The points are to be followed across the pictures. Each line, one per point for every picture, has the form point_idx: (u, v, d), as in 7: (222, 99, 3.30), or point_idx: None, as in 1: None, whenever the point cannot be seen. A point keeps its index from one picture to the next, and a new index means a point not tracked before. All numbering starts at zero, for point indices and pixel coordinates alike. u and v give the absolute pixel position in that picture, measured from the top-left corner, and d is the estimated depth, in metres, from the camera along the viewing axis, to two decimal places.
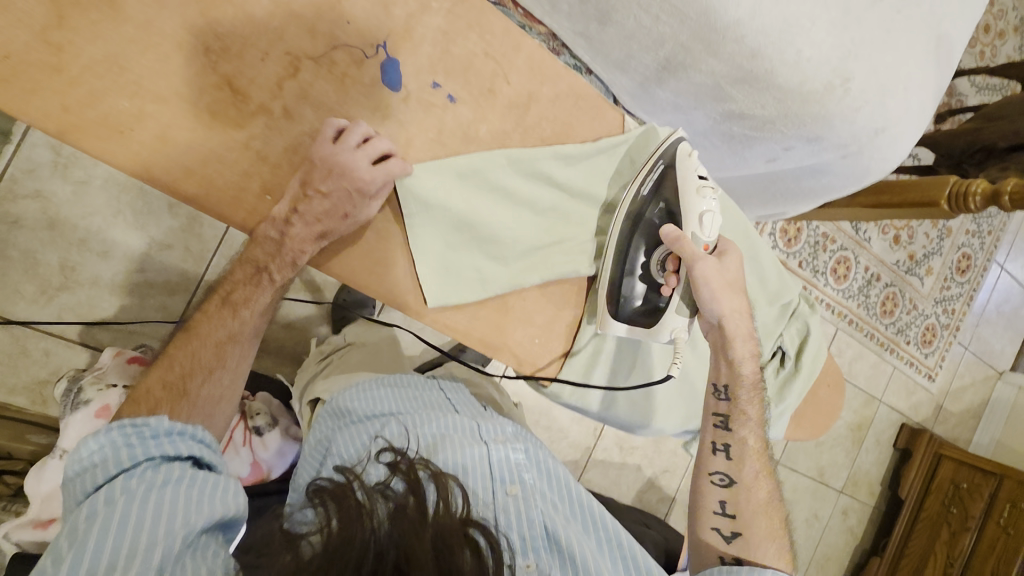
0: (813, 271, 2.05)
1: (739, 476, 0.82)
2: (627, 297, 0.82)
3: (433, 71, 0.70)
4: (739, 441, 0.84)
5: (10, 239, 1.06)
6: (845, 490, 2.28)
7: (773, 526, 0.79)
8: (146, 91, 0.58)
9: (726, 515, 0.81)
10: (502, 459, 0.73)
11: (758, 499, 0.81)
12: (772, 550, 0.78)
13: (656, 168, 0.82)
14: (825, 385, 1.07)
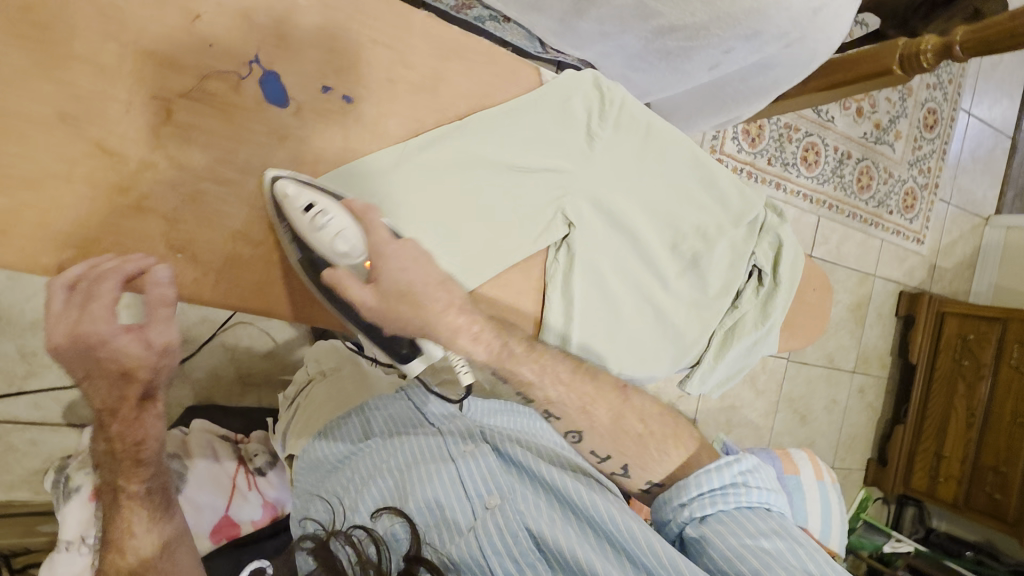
0: (783, 164, 2.01)
1: (584, 425, 0.72)
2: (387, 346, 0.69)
3: (320, 74, 0.64)
4: (553, 402, 0.71)
5: None
6: (857, 369, 2.32)
7: (639, 430, 0.72)
8: (10, 178, 0.53)
9: (603, 459, 0.73)
10: (473, 471, 0.67)
11: (608, 425, 0.72)
12: (658, 453, 0.72)
13: (280, 228, 0.62)
14: (811, 287, 1.04)
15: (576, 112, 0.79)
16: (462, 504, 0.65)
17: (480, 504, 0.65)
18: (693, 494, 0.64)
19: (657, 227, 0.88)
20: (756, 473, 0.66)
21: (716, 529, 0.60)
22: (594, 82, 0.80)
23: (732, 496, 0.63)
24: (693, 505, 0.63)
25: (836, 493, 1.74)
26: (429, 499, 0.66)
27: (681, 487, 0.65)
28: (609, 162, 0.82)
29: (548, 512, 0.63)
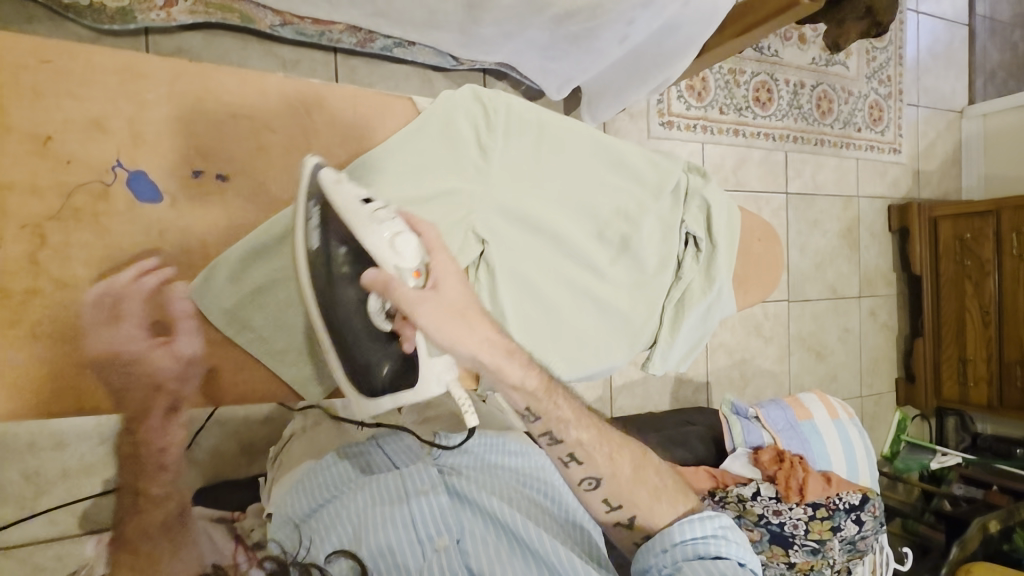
0: (737, 111, 1.95)
1: (604, 471, 0.74)
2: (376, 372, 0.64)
3: (187, 160, 0.65)
4: (580, 445, 0.73)
5: None
6: (863, 293, 2.27)
7: (653, 485, 0.76)
8: None
9: (614, 507, 0.76)
10: (430, 516, 0.76)
11: (630, 476, 0.75)
12: (668, 506, 0.76)
13: (312, 213, 0.66)
14: (754, 238, 1.03)
15: (462, 129, 0.78)
16: (417, 548, 0.74)
17: (432, 546, 0.74)
18: (677, 540, 0.70)
19: (577, 220, 0.87)
20: (732, 530, 0.74)
21: (696, 570, 0.67)
22: (474, 95, 0.80)
23: (712, 546, 0.70)
24: (675, 550, 0.70)
25: (856, 428, 1.77)
26: (385, 541, 0.73)
27: (669, 532, 0.71)
28: (509, 169, 0.81)
29: (495, 550, 0.75)
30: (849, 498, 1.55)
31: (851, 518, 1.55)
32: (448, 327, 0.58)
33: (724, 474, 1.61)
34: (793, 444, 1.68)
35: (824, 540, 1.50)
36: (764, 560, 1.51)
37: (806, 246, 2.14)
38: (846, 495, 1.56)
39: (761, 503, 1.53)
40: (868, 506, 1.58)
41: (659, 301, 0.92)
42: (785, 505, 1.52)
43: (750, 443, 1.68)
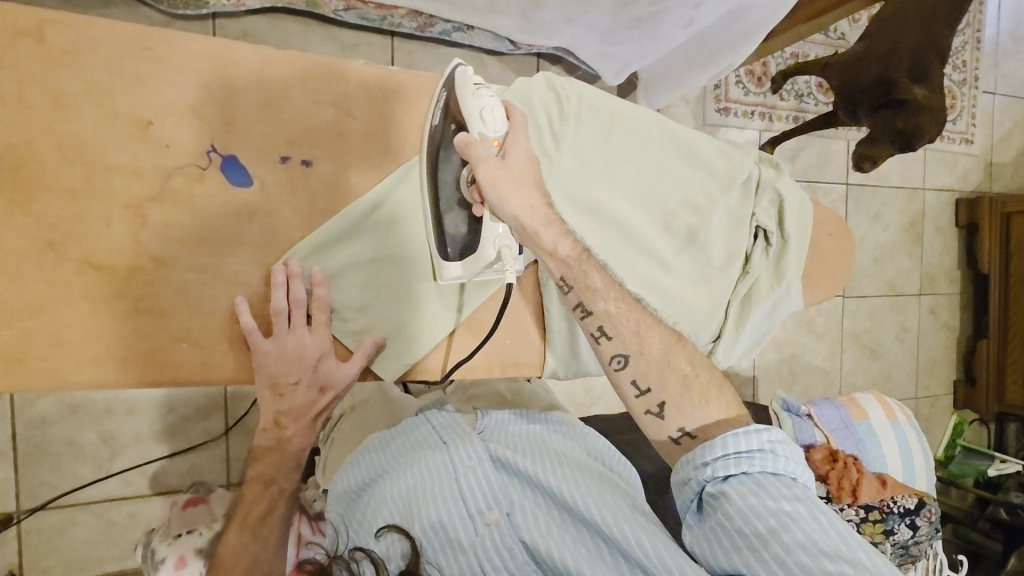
0: (797, 97, 1.88)
1: (631, 347, 0.67)
2: (452, 235, 0.70)
3: (274, 146, 0.67)
4: (609, 315, 0.67)
5: (50, 437, 1.17)
6: (923, 291, 2.17)
7: (687, 372, 0.65)
8: (18, 310, 0.58)
9: (643, 391, 0.65)
10: (478, 491, 0.73)
11: (658, 356, 0.66)
12: (700, 400, 0.64)
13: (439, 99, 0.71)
14: (826, 233, 0.99)
15: (534, 117, 0.78)
16: (466, 523, 0.71)
17: (482, 520, 0.71)
18: (719, 454, 0.59)
19: (643, 209, 0.86)
20: (785, 437, 0.62)
21: (740, 491, 0.57)
22: (547, 83, 0.80)
23: (761, 460, 0.59)
24: (716, 465, 0.59)
25: (914, 431, 1.70)
26: (433, 518, 0.72)
27: (709, 445, 0.60)
28: (578, 158, 0.81)
29: (546, 525, 0.69)
30: (905, 502, 1.51)
31: (906, 523, 1.51)
32: (506, 187, 0.65)
33: None
34: (847, 444, 1.64)
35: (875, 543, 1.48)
36: None
37: (864, 240, 2.05)
38: (901, 498, 1.52)
39: None
40: (925, 511, 1.53)
41: (725, 294, 0.90)
42: (836, 506, 1.50)
43: (801, 441, 1.63)
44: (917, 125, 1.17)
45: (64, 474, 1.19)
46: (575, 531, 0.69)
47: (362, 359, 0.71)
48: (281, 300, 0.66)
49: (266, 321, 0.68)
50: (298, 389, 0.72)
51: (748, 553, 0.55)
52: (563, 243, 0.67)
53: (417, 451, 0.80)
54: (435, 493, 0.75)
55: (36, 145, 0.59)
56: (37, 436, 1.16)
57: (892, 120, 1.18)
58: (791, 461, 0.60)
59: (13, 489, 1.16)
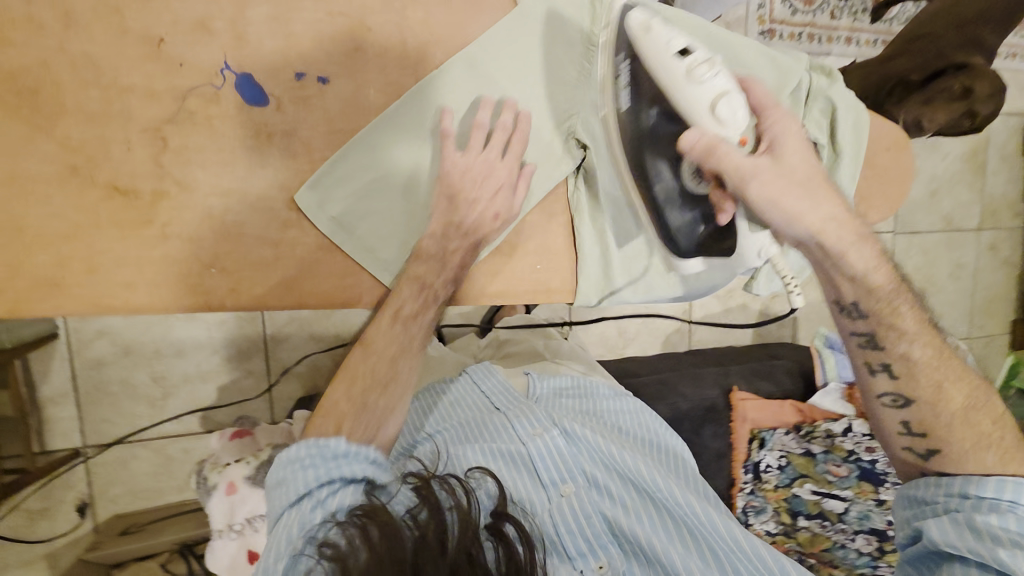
0: (852, 15, 1.71)
1: (918, 394, 0.73)
2: (685, 227, 0.78)
3: (289, 62, 0.63)
4: (912, 359, 0.72)
5: (107, 376, 1.28)
6: (983, 225, 2.04)
7: (991, 425, 0.71)
8: (50, 238, 0.59)
9: (907, 421, 0.74)
10: (555, 458, 0.82)
11: (960, 408, 0.71)
12: (972, 439, 0.70)
13: (621, 73, 0.73)
14: (882, 147, 0.91)
15: (563, 26, 0.72)
16: (544, 488, 0.80)
17: (558, 490, 0.80)
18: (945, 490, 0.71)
19: None
20: None
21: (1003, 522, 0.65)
22: None
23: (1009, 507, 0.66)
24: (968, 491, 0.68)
25: None
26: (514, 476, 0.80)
27: (974, 475, 0.69)
28: (613, 70, 0.75)
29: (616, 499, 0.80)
30: None
31: None
32: (773, 187, 0.71)
33: (813, 409, 1.54)
34: None
35: None
36: (848, 496, 1.41)
37: (921, 172, 1.91)
38: None
39: (852, 440, 1.47)
40: None
41: None
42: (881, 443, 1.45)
43: (844, 378, 1.59)
44: (974, 89, 1.14)
45: (123, 413, 1.31)
46: (642, 508, 0.79)
47: (522, 183, 0.73)
48: (483, 116, 0.70)
49: (464, 135, 0.71)
50: (476, 204, 0.71)
51: (973, 539, 0.65)
52: (875, 271, 0.72)
53: (490, 418, 0.89)
54: (512, 454, 0.83)
55: (49, 65, 0.57)
56: (96, 376, 1.28)
57: (949, 83, 1.15)
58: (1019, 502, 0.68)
59: (80, 426, 1.29)
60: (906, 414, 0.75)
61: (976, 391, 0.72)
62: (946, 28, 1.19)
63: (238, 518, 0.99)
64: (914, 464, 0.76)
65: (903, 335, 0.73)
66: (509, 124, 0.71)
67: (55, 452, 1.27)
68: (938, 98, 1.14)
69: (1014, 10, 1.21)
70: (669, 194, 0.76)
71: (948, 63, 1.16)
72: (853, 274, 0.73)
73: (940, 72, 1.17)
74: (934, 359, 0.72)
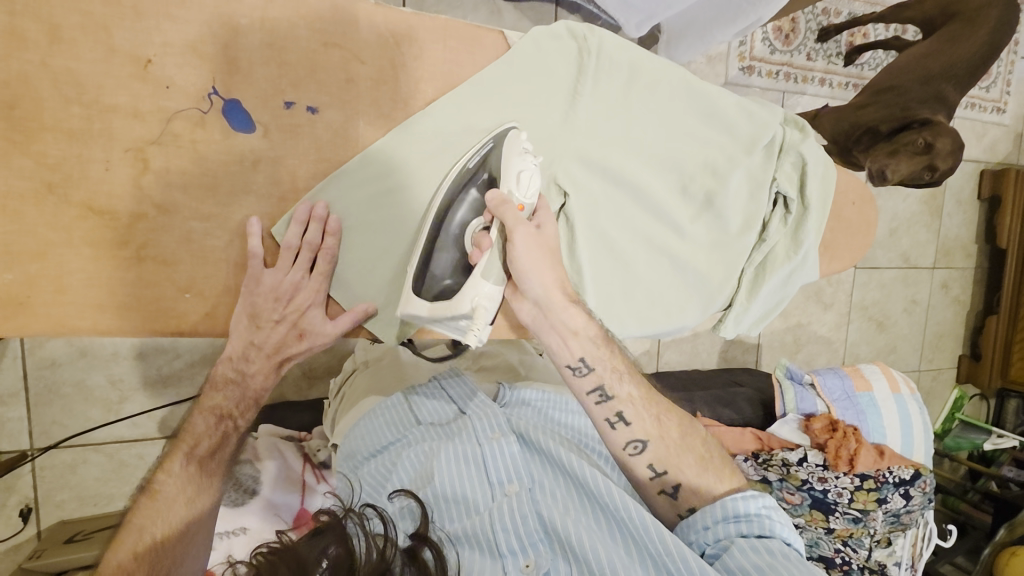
0: (826, 57, 1.79)
1: (651, 434, 0.73)
2: (439, 273, 0.68)
3: (279, 90, 0.63)
4: (646, 435, 0.72)
5: (60, 378, 1.24)
6: (937, 264, 2.14)
7: (700, 457, 0.73)
8: (18, 255, 0.57)
9: (658, 473, 0.72)
10: (498, 460, 0.78)
11: (676, 440, 0.73)
12: (715, 476, 0.72)
13: (472, 155, 0.69)
14: (848, 201, 0.95)
15: (551, 73, 0.74)
16: (485, 489, 0.77)
17: (500, 490, 0.76)
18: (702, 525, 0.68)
19: (659, 174, 0.82)
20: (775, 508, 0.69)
21: (740, 543, 0.64)
22: (568, 32, 0.74)
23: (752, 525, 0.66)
24: (716, 527, 0.67)
25: (916, 404, 1.69)
26: (456, 482, 0.77)
27: (707, 510, 0.68)
28: (597, 118, 0.77)
29: (561, 503, 0.74)
30: (900, 473, 1.51)
31: (899, 492, 1.51)
32: (535, 261, 0.67)
33: (771, 437, 1.59)
34: (848, 415, 1.63)
35: (866, 510, 1.48)
36: (800, 522, 1.49)
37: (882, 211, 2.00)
38: (898, 469, 1.51)
39: (806, 469, 1.50)
40: (919, 482, 1.52)
41: (737, 267, 0.88)
42: (832, 473, 1.49)
43: (801, 410, 1.63)
44: (935, 145, 1.20)
45: (75, 416, 1.27)
46: (588, 513, 0.73)
47: (350, 320, 0.69)
48: (294, 235, 0.65)
49: (272, 254, 0.67)
50: (277, 327, 0.68)
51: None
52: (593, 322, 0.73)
53: (447, 421, 0.87)
54: (457, 457, 0.80)
55: (29, 80, 0.55)
56: (48, 377, 1.23)
57: (913, 139, 1.20)
58: (784, 531, 0.67)
59: (27, 427, 1.24)
60: (649, 458, 0.72)
61: (685, 425, 0.75)
62: (914, 82, 1.25)
63: None
64: (668, 507, 0.73)
65: (617, 377, 0.74)
66: (317, 240, 0.66)
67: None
68: (903, 150, 1.21)
69: (975, 70, 1.29)
70: (443, 240, 0.68)
71: (916, 116, 1.21)
72: (576, 330, 0.71)
73: (907, 125, 1.22)
74: (646, 399, 0.74)
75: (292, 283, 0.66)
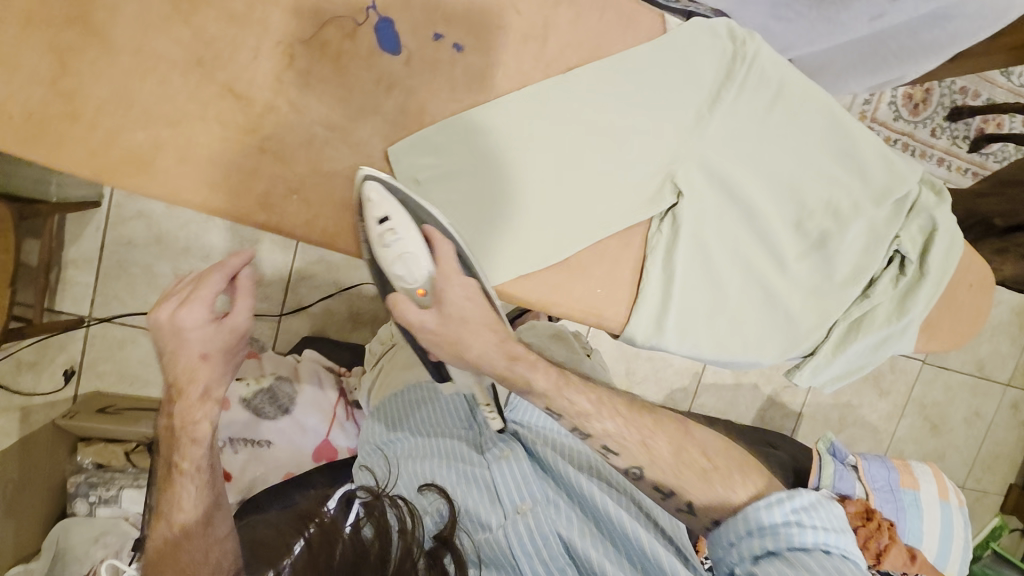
0: (951, 139, 1.66)
1: (642, 459, 0.71)
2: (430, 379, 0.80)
3: (432, 21, 0.63)
4: (609, 433, 0.71)
5: (130, 258, 1.31)
6: (1013, 381, 1.98)
7: (704, 465, 0.71)
8: (154, 117, 0.59)
9: (666, 496, 0.71)
10: (513, 479, 0.79)
11: (668, 458, 0.71)
12: (725, 487, 0.69)
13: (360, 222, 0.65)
14: (965, 283, 0.88)
15: (699, 70, 0.71)
16: (500, 508, 0.77)
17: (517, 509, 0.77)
18: (737, 538, 0.64)
19: (778, 201, 0.78)
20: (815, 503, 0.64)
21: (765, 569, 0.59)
22: (728, 32, 0.71)
23: (782, 534, 0.61)
24: (742, 550, 0.63)
25: (962, 517, 1.58)
26: (468, 500, 0.78)
27: (730, 529, 0.65)
28: (731, 127, 0.73)
29: (578, 524, 0.74)
30: None
31: None
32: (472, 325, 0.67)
33: None
34: (886, 507, 1.52)
35: None
36: None
37: None
38: None
39: None
40: None
41: (831, 317, 0.81)
42: None
43: (839, 489, 1.52)
44: None
45: (135, 296, 1.33)
46: (602, 537, 0.74)
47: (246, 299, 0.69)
48: (162, 312, 0.67)
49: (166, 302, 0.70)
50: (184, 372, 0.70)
51: None
52: (544, 376, 0.71)
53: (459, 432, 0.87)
54: (469, 473, 0.81)
55: None
56: (120, 254, 1.31)
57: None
58: (820, 539, 0.61)
59: (90, 295, 1.31)
60: (654, 480, 0.71)
61: (678, 442, 0.72)
62: None
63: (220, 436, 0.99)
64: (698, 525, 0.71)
65: (590, 415, 0.71)
66: (188, 285, 0.68)
67: (58, 314, 1.29)
68: (1011, 251, 1.04)
69: None
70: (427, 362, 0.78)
71: None
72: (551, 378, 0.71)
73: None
74: (631, 418, 0.73)
75: (189, 330, 0.68)
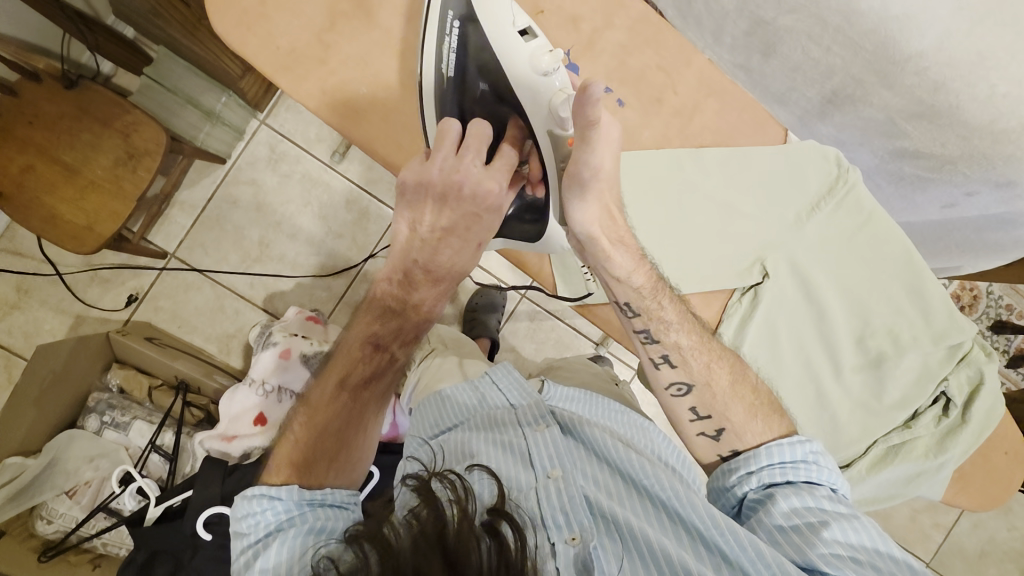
0: None
1: (695, 378, 0.70)
2: None
3: (607, 78, 0.78)
4: (679, 345, 0.70)
5: (229, 216, 1.39)
6: None
7: (749, 401, 0.68)
8: (380, 80, 0.74)
9: (700, 417, 0.69)
10: (543, 444, 0.65)
11: (725, 387, 0.69)
12: (761, 427, 0.67)
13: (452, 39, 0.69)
14: (1002, 448, 0.92)
15: (805, 182, 0.83)
16: (527, 473, 0.63)
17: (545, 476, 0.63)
18: (763, 462, 0.62)
19: (846, 313, 0.87)
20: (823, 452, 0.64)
21: (784, 492, 0.60)
22: (835, 160, 0.83)
23: (801, 470, 0.62)
24: (762, 473, 0.62)
25: None
26: (496, 467, 0.64)
27: (754, 454, 0.63)
28: (819, 236, 0.84)
29: (606, 484, 0.62)
30: None
31: None
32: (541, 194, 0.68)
33: None
34: None
35: None
36: None
37: None
38: None
39: None
40: None
41: (871, 434, 0.88)
42: None
43: None
44: None
45: (216, 249, 1.39)
46: (632, 495, 0.61)
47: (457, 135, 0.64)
48: None
49: None
50: None
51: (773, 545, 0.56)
52: (637, 275, 0.71)
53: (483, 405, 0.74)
54: (492, 440, 0.68)
55: None
56: (222, 211, 1.39)
57: None
58: (832, 477, 0.62)
59: (181, 235, 1.39)
60: (692, 402, 0.69)
61: (737, 371, 0.71)
62: None
63: (271, 380, 1.13)
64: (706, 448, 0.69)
65: (667, 325, 0.71)
66: None
67: (147, 244, 1.36)
68: None
69: None
70: None
71: None
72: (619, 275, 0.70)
73: None
74: (697, 342, 0.71)
75: None
